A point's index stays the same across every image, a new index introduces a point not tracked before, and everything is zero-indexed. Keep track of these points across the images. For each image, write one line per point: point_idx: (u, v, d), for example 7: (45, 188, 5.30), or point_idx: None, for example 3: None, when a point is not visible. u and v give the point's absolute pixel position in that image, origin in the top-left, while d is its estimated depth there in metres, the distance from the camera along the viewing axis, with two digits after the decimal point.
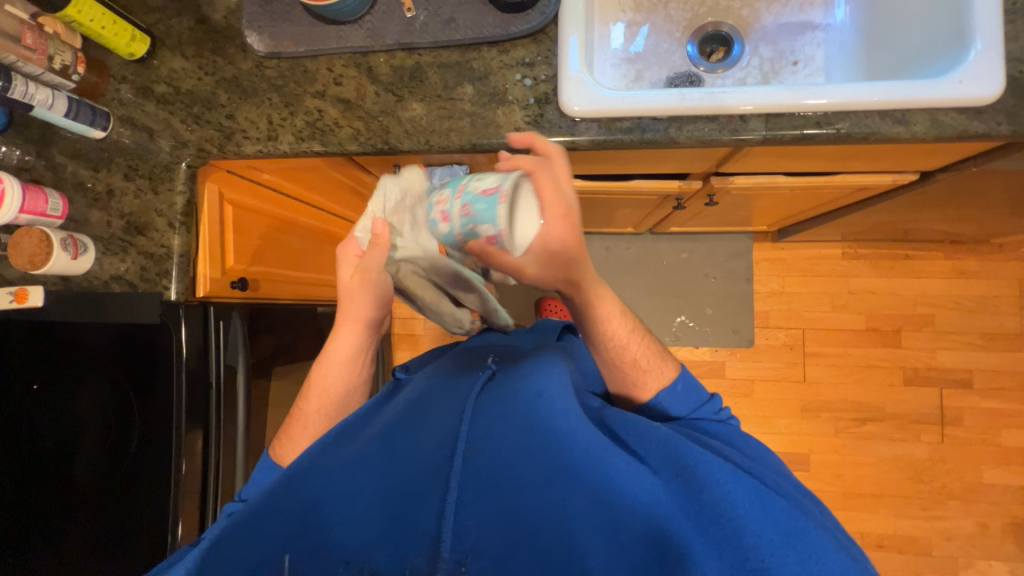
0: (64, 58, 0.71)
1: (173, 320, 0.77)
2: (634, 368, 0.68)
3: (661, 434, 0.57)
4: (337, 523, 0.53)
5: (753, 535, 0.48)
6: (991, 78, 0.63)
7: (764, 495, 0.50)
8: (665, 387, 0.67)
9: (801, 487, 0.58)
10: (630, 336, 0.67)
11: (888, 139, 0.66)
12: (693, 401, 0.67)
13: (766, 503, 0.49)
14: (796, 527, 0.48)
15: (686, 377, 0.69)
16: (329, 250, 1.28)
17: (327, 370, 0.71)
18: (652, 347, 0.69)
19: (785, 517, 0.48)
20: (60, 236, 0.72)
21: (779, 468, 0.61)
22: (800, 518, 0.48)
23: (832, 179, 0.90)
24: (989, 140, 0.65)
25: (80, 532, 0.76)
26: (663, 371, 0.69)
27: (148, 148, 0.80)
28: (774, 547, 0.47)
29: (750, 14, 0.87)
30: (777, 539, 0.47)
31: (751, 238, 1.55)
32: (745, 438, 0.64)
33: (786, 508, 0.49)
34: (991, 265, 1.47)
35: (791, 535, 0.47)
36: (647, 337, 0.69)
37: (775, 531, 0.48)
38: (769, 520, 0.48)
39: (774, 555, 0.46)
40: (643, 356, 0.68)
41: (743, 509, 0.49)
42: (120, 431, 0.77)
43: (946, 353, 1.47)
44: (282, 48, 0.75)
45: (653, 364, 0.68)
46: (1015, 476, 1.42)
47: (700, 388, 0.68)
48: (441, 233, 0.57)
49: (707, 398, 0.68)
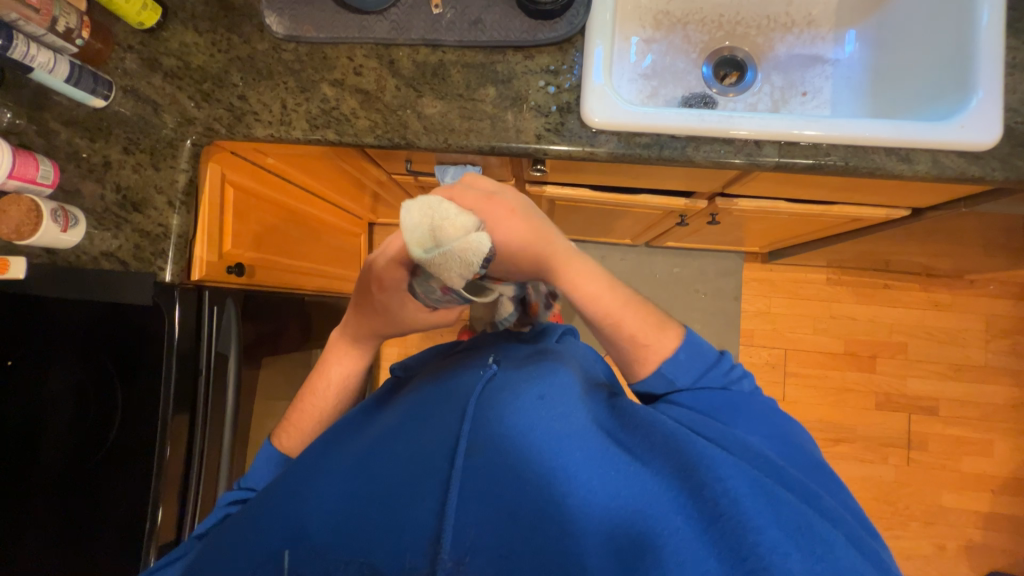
0: (67, 21, 0.68)
1: (166, 303, 0.74)
2: (632, 343, 0.64)
3: (664, 429, 0.55)
4: (326, 521, 0.51)
5: (756, 532, 0.45)
6: (990, 125, 0.67)
7: (769, 491, 0.49)
8: (670, 356, 0.63)
9: (809, 467, 0.56)
10: (620, 306, 0.63)
11: (891, 175, 0.69)
12: (700, 364, 0.63)
13: (768, 498, 0.48)
14: (798, 523, 0.46)
15: (690, 342, 0.65)
16: (325, 240, 1.26)
17: (340, 365, 0.72)
18: (648, 316, 0.65)
19: (791, 514, 0.47)
20: (50, 207, 0.69)
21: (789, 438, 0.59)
22: (801, 514, 0.47)
23: (830, 209, 0.94)
24: (984, 184, 0.69)
25: (53, 516, 0.72)
26: (662, 342, 0.64)
27: (151, 121, 0.77)
28: (775, 544, 0.44)
29: (764, 42, 0.90)
30: (781, 536, 0.45)
31: (741, 257, 1.59)
32: (762, 411, 0.61)
33: (790, 502, 0.48)
34: (961, 299, 1.55)
35: (795, 532, 0.46)
36: (641, 302, 0.66)
37: (777, 527, 0.46)
38: (776, 519, 0.46)
39: (781, 554, 0.44)
40: (640, 330, 0.64)
41: (744, 504, 0.47)
42: (99, 415, 0.74)
43: (916, 380, 1.54)
44: (301, 32, 0.74)
45: (651, 338, 0.64)
46: (972, 501, 1.50)
47: (706, 349, 0.65)
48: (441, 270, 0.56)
49: (717, 357, 0.64)
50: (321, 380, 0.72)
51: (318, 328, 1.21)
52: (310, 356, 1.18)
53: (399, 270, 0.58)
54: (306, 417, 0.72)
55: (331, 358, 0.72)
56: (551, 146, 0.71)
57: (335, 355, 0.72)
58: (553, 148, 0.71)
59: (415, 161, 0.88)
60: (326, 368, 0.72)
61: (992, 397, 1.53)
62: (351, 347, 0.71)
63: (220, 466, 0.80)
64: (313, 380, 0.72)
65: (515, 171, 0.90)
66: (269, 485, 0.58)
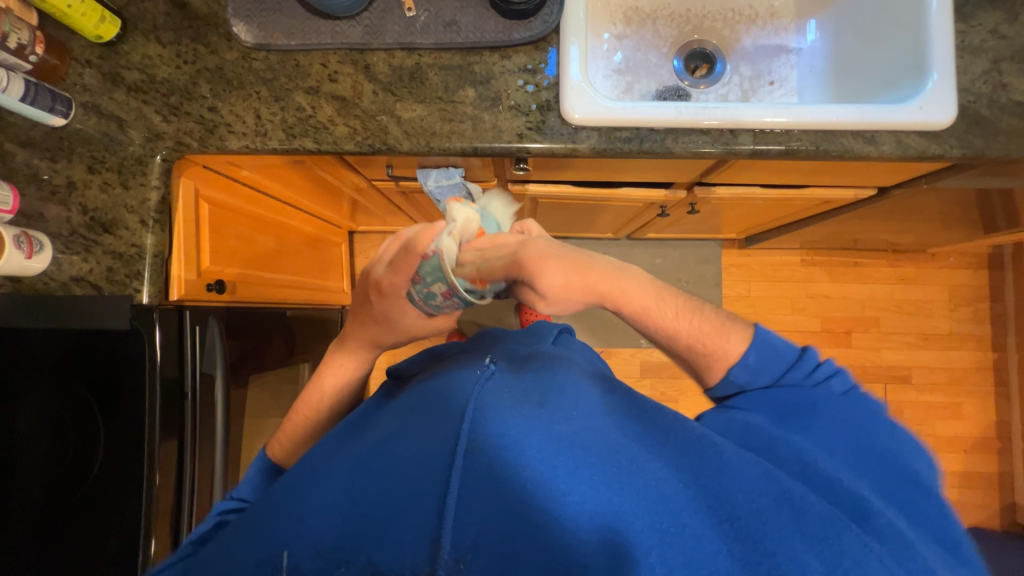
0: (20, 36, 0.64)
1: (144, 325, 0.70)
2: (689, 354, 0.60)
3: (697, 431, 0.53)
4: (321, 525, 0.47)
5: (772, 539, 0.43)
6: (946, 106, 0.70)
7: (794, 496, 0.45)
8: (738, 363, 0.57)
9: (885, 479, 0.49)
10: (670, 317, 0.59)
11: (859, 157, 0.72)
12: (776, 366, 0.57)
13: (793, 505, 0.45)
14: (825, 531, 0.43)
15: (757, 342, 0.58)
16: (305, 252, 1.23)
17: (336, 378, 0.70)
18: (706, 321, 0.60)
19: (818, 520, 0.44)
20: (12, 233, 0.65)
21: (852, 433, 0.52)
22: (828, 518, 0.44)
23: (803, 192, 0.98)
24: (944, 161, 0.73)
25: (39, 557, 0.69)
26: (727, 350, 0.58)
27: (116, 138, 0.74)
28: (797, 551, 0.42)
29: (731, 35, 0.92)
30: (800, 543, 0.43)
31: (719, 244, 1.64)
32: (837, 412, 0.53)
33: (826, 510, 0.44)
34: (925, 272, 1.63)
35: (819, 537, 0.43)
36: (696, 310, 0.61)
37: (799, 536, 0.43)
38: (795, 524, 0.44)
39: (798, 563, 0.42)
40: (696, 338, 0.59)
41: (765, 510, 0.45)
42: (80, 447, 0.71)
43: (889, 352, 1.62)
44: (271, 40, 0.72)
45: (713, 344, 0.59)
46: (947, 462, 1.58)
47: (782, 347, 0.58)
48: (432, 290, 0.57)
49: (797, 355, 0.58)
50: (313, 395, 0.70)
51: (304, 341, 1.18)
52: (298, 372, 1.15)
53: (399, 275, 0.57)
54: (291, 432, 0.70)
55: (327, 370, 0.70)
56: (533, 145, 0.72)
57: (327, 366, 0.70)
58: (535, 146, 0.72)
59: (397, 166, 0.87)
60: (317, 388, 0.70)
61: (958, 362, 1.62)
62: (348, 356, 0.69)
63: (213, 487, 0.78)
64: (310, 391, 0.70)
65: (497, 172, 0.90)
66: (266, 493, 0.55)
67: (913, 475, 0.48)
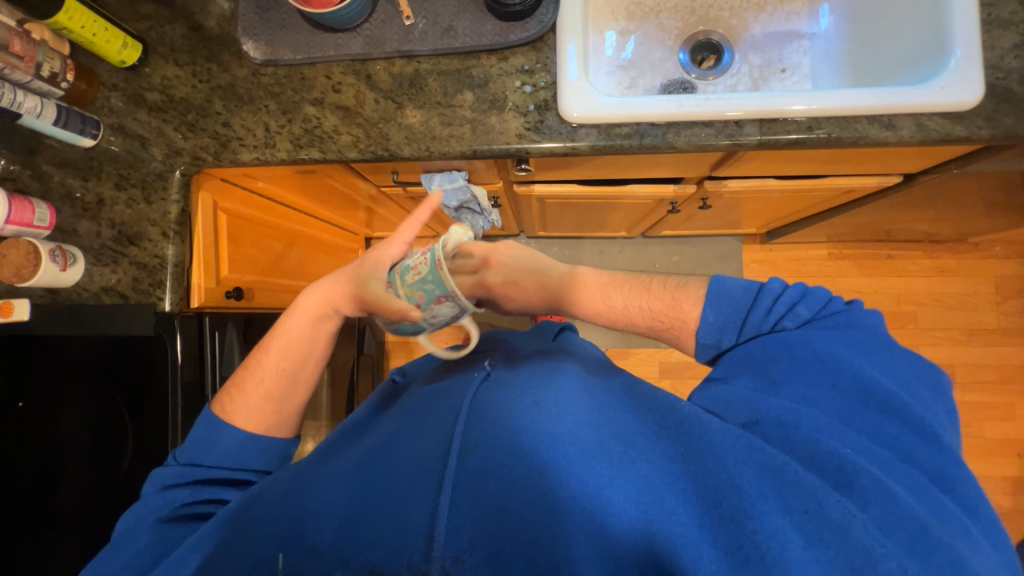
0: (52, 65, 0.69)
1: (167, 332, 0.75)
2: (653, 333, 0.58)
3: (681, 413, 0.48)
4: (322, 525, 0.48)
5: (754, 519, 0.39)
6: (970, 84, 0.66)
7: (776, 467, 0.41)
8: (696, 327, 0.54)
9: (901, 443, 0.42)
10: (634, 296, 0.58)
11: (876, 142, 0.68)
12: (733, 326, 0.53)
13: (777, 480, 0.41)
14: (808, 503, 0.39)
15: (713, 296, 0.54)
16: (321, 258, 1.27)
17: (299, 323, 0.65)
18: (658, 289, 0.57)
19: (798, 488, 0.40)
20: (48, 248, 0.70)
21: (833, 377, 0.46)
22: (810, 489, 0.40)
23: (820, 182, 0.93)
24: (972, 143, 0.68)
25: (76, 553, 0.73)
26: (682, 316, 0.55)
27: (140, 156, 0.78)
28: (782, 528, 0.38)
29: (738, 23, 0.89)
30: (783, 518, 0.39)
31: (740, 240, 1.59)
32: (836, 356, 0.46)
33: (808, 477, 0.40)
34: (968, 263, 1.52)
35: (802, 513, 0.39)
36: (643, 282, 0.59)
37: (781, 510, 0.39)
38: (779, 498, 0.40)
39: (777, 538, 0.38)
40: (652, 315, 0.57)
41: (751, 489, 0.41)
42: (114, 448, 0.76)
43: (930, 349, 1.52)
44: (278, 55, 0.75)
45: (670, 314, 0.56)
46: (999, 466, 1.47)
47: (737, 295, 0.53)
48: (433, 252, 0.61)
49: (756, 299, 0.53)
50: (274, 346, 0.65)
51: None
52: None
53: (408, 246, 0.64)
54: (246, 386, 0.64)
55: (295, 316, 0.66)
56: (532, 145, 0.72)
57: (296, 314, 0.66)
58: (534, 147, 0.72)
59: (402, 172, 0.89)
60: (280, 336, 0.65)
61: (1009, 359, 1.50)
62: None
63: None
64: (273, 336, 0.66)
65: (501, 174, 0.90)
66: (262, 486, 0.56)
67: (897, 410, 0.43)
